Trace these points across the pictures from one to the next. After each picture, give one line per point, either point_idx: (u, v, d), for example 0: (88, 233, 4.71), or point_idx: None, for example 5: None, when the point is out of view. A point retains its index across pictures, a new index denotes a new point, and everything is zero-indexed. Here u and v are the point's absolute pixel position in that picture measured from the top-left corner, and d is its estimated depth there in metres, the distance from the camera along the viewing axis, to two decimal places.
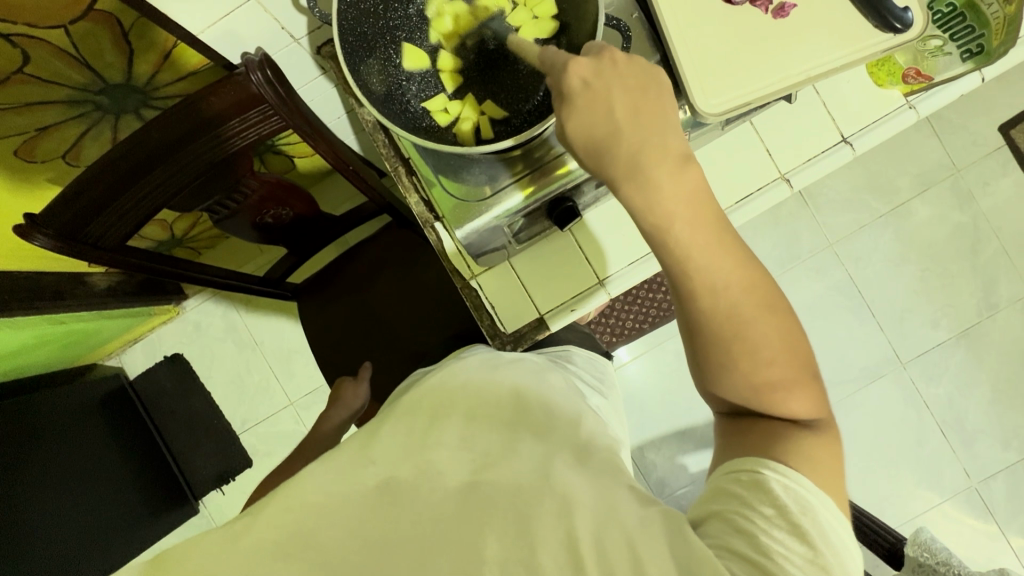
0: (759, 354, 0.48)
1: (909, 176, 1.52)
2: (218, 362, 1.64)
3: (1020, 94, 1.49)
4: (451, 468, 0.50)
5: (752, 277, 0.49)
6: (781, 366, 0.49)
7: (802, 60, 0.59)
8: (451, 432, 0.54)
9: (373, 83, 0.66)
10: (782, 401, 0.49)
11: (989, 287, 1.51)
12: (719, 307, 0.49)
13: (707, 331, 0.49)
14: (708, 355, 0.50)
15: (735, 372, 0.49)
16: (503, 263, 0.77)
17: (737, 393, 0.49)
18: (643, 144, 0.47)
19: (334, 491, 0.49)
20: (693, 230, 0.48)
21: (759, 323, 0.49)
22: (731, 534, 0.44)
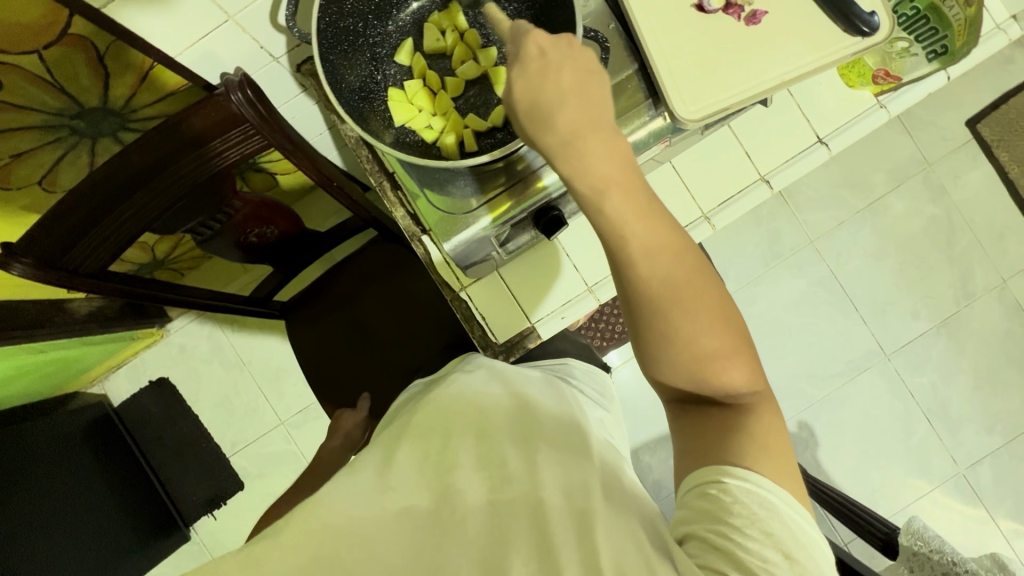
0: (693, 333, 0.48)
1: (883, 172, 1.56)
2: (205, 384, 1.61)
3: (984, 91, 1.54)
4: (469, 490, 0.49)
5: (686, 266, 0.49)
6: (720, 339, 0.48)
7: (776, 66, 0.61)
8: (461, 449, 0.54)
9: (355, 100, 0.65)
10: (723, 372, 0.48)
11: (965, 278, 1.55)
12: (659, 305, 0.48)
13: (644, 308, 0.49)
14: (646, 330, 0.49)
15: (673, 359, 0.49)
16: (494, 276, 0.77)
17: (675, 371, 0.49)
18: (580, 117, 0.48)
19: (355, 514, 0.47)
20: (628, 204, 0.48)
21: (696, 297, 0.48)
22: (713, 553, 0.45)
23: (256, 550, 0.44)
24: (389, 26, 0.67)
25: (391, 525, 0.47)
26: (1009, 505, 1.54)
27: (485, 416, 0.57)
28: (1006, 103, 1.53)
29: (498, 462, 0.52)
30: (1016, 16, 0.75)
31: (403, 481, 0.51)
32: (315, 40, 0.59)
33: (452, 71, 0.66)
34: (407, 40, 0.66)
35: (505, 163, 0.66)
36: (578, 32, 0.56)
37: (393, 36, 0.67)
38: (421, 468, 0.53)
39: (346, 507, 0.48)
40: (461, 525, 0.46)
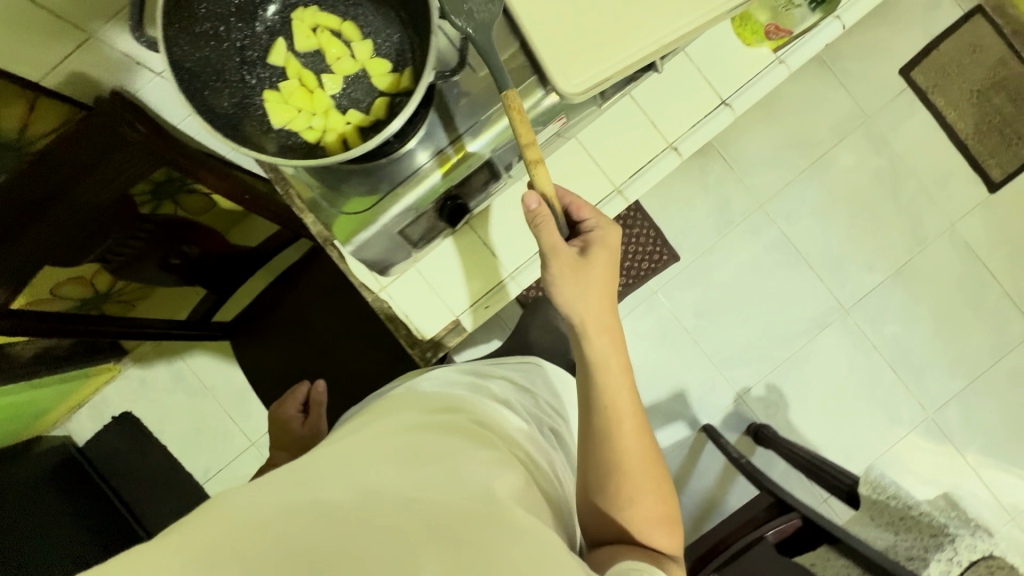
0: (643, 491, 0.63)
1: (824, 129, 1.56)
2: (170, 413, 1.58)
3: (915, 37, 1.55)
4: (397, 488, 0.45)
5: (648, 445, 0.66)
6: (655, 500, 0.64)
7: (646, 34, 0.61)
8: (385, 454, 0.50)
9: (226, 109, 0.61)
10: (650, 519, 0.63)
11: (915, 224, 1.57)
12: (622, 438, 0.64)
13: (617, 418, 0.65)
14: (616, 430, 0.65)
15: (619, 492, 0.63)
16: (412, 266, 0.75)
17: (629, 489, 0.63)
18: (590, 275, 0.67)
19: (263, 510, 0.41)
20: (613, 351, 0.68)
21: (645, 451, 0.65)
22: None
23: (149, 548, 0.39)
24: (257, 27, 0.63)
25: (294, 519, 0.41)
26: (979, 442, 1.56)
27: (420, 430, 0.56)
28: (936, 48, 1.54)
29: (428, 465, 0.49)
30: None
31: (318, 478, 0.45)
32: (165, 51, 0.56)
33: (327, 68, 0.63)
34: (277, 41, 0.63)
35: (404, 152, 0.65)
36: (433, 11, 0.55)
37: (263, 37, 0.63)
38: (344, 466, 0.47)
39: (258, 502, 0.42)
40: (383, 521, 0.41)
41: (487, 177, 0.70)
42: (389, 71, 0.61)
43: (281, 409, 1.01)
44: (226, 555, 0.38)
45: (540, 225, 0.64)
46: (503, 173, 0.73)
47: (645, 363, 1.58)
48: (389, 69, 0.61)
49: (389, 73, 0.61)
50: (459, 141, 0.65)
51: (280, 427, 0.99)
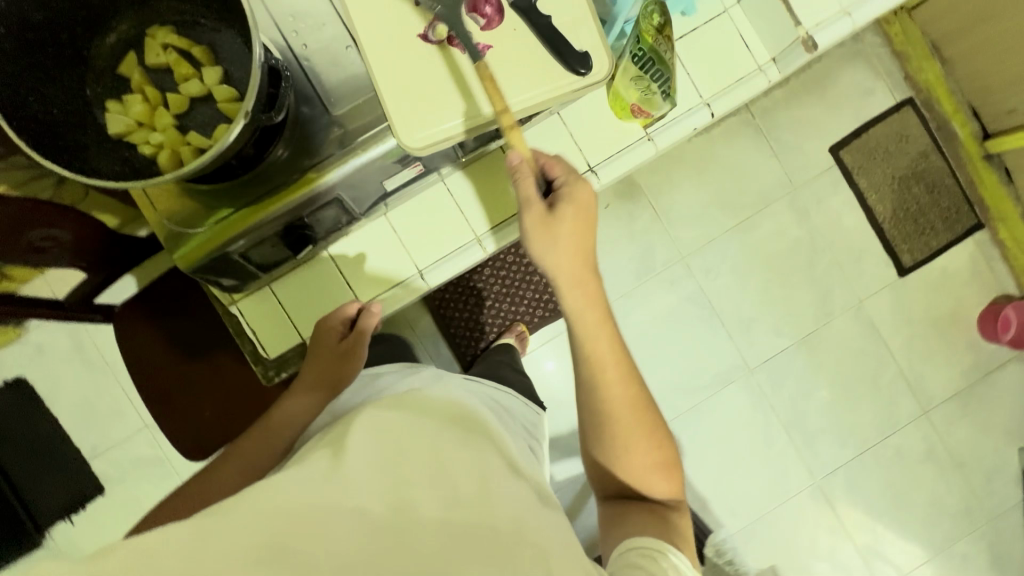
0: (641, 447, 0.72)
1: (753, 194, 1.61)
2: (65, 384, 1.54)
3: (847, 119, 1.61)
4: (424, 501, 0.50)
5: (639, 398, 0.74)
6: (651, 451, 0.72)
7: (494, 99, 0.62)
8: (394, 455, 0.54)
9: (57, 119, 0.58)
10: (650, 477, 0.72)
11: (825, 297, 1.63)
12: (612, 396, 0.71)
13: (603, 390, 0.72)
14: (605, 407, 0.72)
15: (620, 452, 0.72)
16: (267, 290, 0.84)
17: (627, 451, 0.72)
18: (579, 245, 0.71)
19: (322, 506, 0.46)
20: (592, 314, 0.72)
21: (629, 407, 0.72)
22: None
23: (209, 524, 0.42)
24: (108, 38, 0.62)
25: (345, 522, 0.45)
26: (859, 513, 1.62)
27: (420, 430, 0.61)
28: (866, 132, 1.60)
29: (443, 469, 0.55)
30: (774, 59, 0.80)
31: (358, 484, 0.49)
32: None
33: (176, 87, 0.62)
34: (128, 55, 0.61)
35: (259, 169, 0.66)
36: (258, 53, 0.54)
37: (112, 47, 0.62)
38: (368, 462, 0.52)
39: (309, 497, 0.46)
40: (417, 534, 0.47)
41: (338, 211, 0.75)
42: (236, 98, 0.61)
43: (329, 316, 0.84)
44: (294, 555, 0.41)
45: (517, 181, 0.68)
46: (351, 214, 0.78)
47: (553, 395, 1.60)
48: (235, 96, 0.61)
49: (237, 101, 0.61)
50: (317, 168, 0.67)
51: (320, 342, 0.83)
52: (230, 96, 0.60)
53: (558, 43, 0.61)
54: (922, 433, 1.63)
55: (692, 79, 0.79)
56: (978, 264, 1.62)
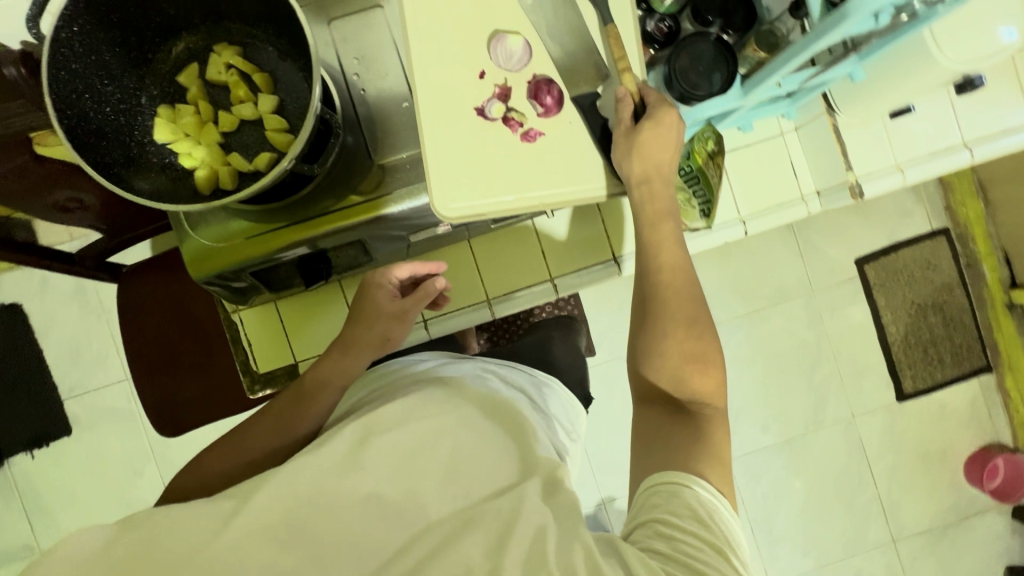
0: (681, 342, 0.61)
1: (770, 287, 1.60)
2: (58, 321, 1.55)
3: (879, 236, 1.60)
4: (435, 501, 0.57)
5: (691, 299, 0.63)
6: (695, 363, 0.61)
7: (534, 186, 0.62)
8: (416, 455, 0.61)
9: (108, 118, 0.58)
10: (693, 375, 0.60)
11: (818, 404, 1.61)
12: (659, 288, 0.63)
13: (654, 292, 0.63)
14: (649, 308, 0.63)
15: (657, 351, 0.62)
16: (271, 310, 0.82)
17: (664, 363, 0.61)
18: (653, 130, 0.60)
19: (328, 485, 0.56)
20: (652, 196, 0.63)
21: (680, 309, 0.62)
22: (654, 538, 0.50)
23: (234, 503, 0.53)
24: (176, 46, 0.62)
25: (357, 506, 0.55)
26: None
27: (442, 422, 0.64)
28: (895, 252, 1.59)
29: (453, 463, 0.61)
30: (818, 192, 0.80)
31: (374, 463, 0.59)
32: (48, 50, 0.51)
33: (229, 105, 0.62)
34: (191, 64, 0.61)
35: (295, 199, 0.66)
36: (316, 101, 0.54)
37: (177, 56, 0.62)
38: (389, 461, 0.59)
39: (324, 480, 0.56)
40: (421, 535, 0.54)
41: (356, 250, 0.73)
42: (284, 130, 0.62)
43: (378, 274, 0.75)
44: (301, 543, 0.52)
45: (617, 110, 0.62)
46: (372, 254, 0.77)
47: None
48: (285, 127, 0.62)
49: (285, 134, 0.61)
50: (352, 208, 0.66)
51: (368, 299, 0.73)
52: (279, 128, 0.61)
53: (606, 150, 0.64)
54: (885, 560, 1.60)
55: (733, 194, 0.79)
56: (977, 406, 1.61)
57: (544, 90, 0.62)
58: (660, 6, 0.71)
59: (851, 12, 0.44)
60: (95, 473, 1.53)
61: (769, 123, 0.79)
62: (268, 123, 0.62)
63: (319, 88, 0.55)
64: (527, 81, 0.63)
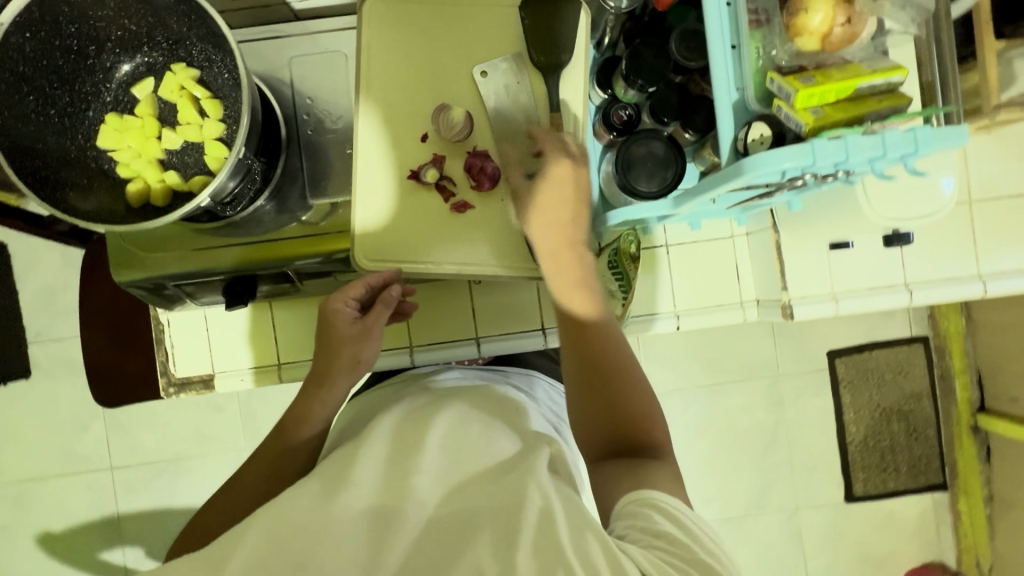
0: (624, 393, 0.55)
1: (738, 363, 1.57)
2: (33, 268, 1.53)
3: (856, 332, 1.56)
4: (433, 498, 0.51)
5: (611, 340, 0.58)
6: (636, 414, 0.55)
7: (453, 259, 0.64)
8: (395, 457, 0.54)
9: (52, 120, 0.59)
10: (641, 426, 0.55)
11: (765, 487, 1.58)
12: (585, 352, 0.57)
13: (578, 360, 0.57)
14: (581, 375, 0.57)
15: (605, 407, 0.55)
16: (202, 339, 0.87)
17: (606, 425, 0.55)
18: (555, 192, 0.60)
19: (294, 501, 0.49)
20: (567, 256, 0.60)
21: (614, 368, 0.56)
22: (649, 537, 0.45)
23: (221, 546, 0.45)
24: (135, 60, 0.64)
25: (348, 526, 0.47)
26: None
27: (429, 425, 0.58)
28: (869, 351, 1.56)
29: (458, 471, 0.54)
30: (758, 300, 0.80)
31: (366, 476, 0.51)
32: None
33: (176, 124, 0.64)
34: (146, 78, 0.63)
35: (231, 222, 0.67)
36: (240, 138, 0.54)
37: (136, 69, 0.64)
38: (374, 473, 0.53)
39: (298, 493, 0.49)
40: (425, 534, 0.48)
41: (282, 281, 0.74)
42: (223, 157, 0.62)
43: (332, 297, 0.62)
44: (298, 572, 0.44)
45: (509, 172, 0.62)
46: (298, 285, 0.77)
47: None
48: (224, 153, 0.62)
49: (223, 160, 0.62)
50: (285, 239, 0.67)
51: (326, 327, 0.61)
52: (219, 155, 0.62)
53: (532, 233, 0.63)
54: None
55: (673, 287, 0.80)
56: (926, 520, 1.57)
57: (478, 164, 0.63)
58: (623, 95, 0.71)
59: (748, 168, 0.42)
60: (41, 423, 1.52)
61: (720, 223, 0.80)
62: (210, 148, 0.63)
63: (246, 122, 0.55)
64: (466, 152, 0.64)
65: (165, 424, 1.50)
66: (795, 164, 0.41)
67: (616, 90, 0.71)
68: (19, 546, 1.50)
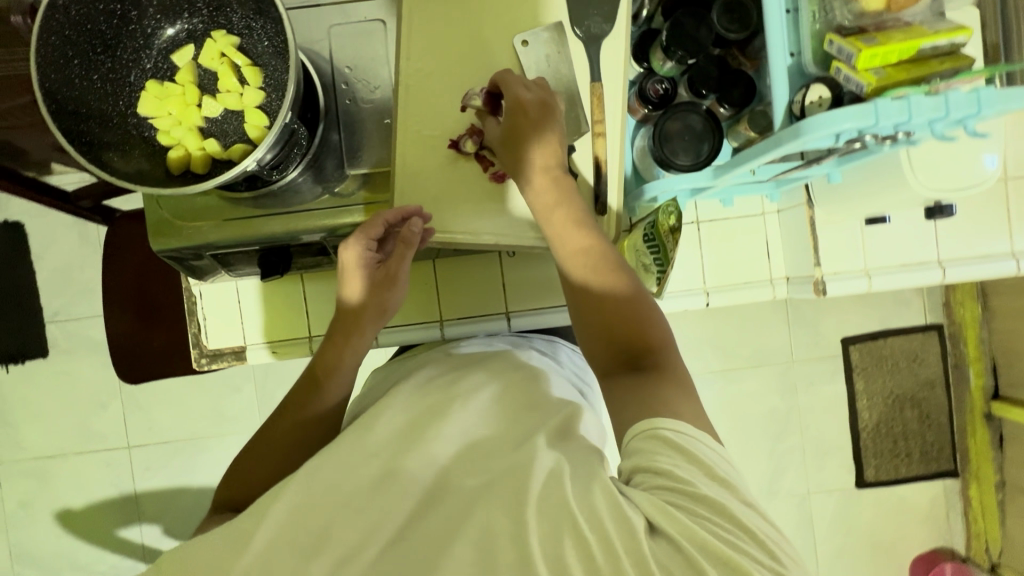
0: (615, 312, 0.57)
1: (752, 348, 1.50)
2: (52, 245, 1.54)
3: (871, 318, 1.50)
4: (456, 475, 0.52)
5: (603, 258, 0.58)
6: (629, 327, 0.56)
7: (493, 231, 0.65)
8: (415, 416, 0.58)
9: (95, 87, 0.60)
10: (634, 340, 0.55)
11: (777, 473, 1.52)
12: (576, 285, 0.59)
13: (576, 298, 0.59)
14: (580, 317, 0.59)
15: (602, 335, 0.57)
16: (235, 308, 0.88)
17: (605, 357, 0.56)
18: (532, 139, 0.60)
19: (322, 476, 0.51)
20: (551, 193, 0.60)
21: (605, 296, 0.57)
22: (655, 480, 0.45)
23: (250, 527, 0.46)
24: (177, 29, 0.64)
25: (365, 498, 0.50)
26: None
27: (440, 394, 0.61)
28: (884, 338, 1.50)
29: (478, 445, 0.56)
30: (788, 279, 0.81)
31: (383, 446, 0.55)
32: (41, 15, 0.54)
33: (215, 92, 0.64)
34: (186, 45, 0.63)
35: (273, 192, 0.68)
36: (287, 103, 0.55)
37: (177, 38, 0.64)
38: (391, 431, 0.56)
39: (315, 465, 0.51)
40: (459, 492, 0.50)
41: (318, 252, 0.77)
42: (264, 125, 0.62)
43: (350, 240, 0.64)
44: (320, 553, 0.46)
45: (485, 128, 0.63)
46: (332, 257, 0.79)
47: None
48: (265, 122, 0.62)
49: (263, 128, 0.62)
50: (326, 210, 0.68)
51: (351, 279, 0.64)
52: (260, 123, 0.62)
53: None
54: None
55: (703, 264, 0.80)
56: (935, 508, 1.53)
57: None
58: (660, 68, 0.71)
59: (806, 130, 0.43)
60: (61, 399, 1.53)
61: (753, 200, 0.80)
62: (249, 115, 0.63)
63: (292, 89, 0.55)
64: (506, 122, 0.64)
65: (181, 402, 1.51)
66: (855, 124, 0.42)
67: (653, 63, 0.71)
68: (39, 521, 1.52)
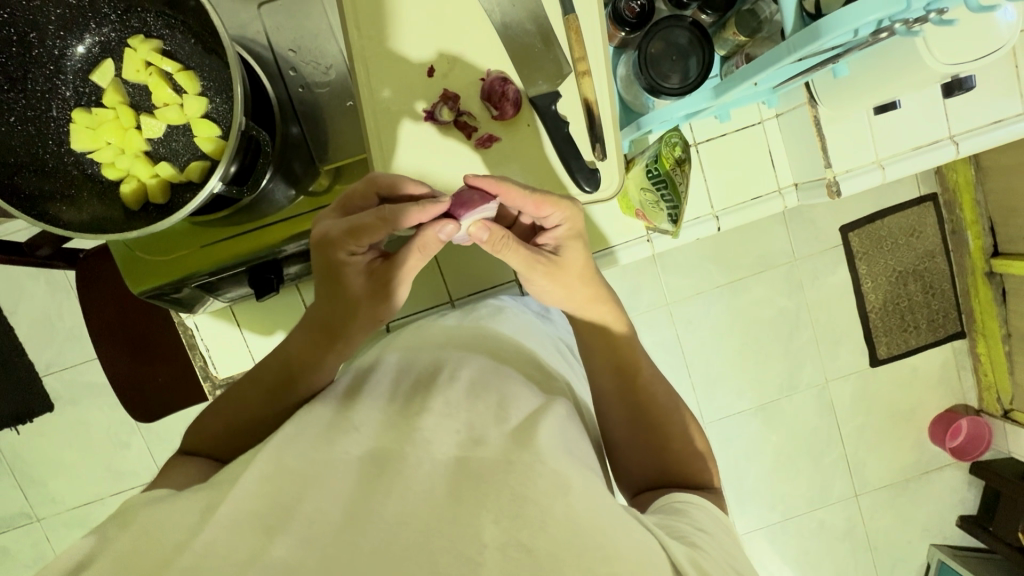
0: (652, 408, 0.60)
1: (754, 254, 1.44)
2: (23, 297, 1.46)
3: (864, 200, 1.44)
4: (437, 439, 0.48)
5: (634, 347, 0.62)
6: (669, 428, 0.60)
7: None
8: (404, 394, 0.55)
9: (16, 130, 0.55)
10: (669, 438, 0.60)
11: (795, 370, 1.51)
12: (612, 366, 0.61)
13: (618, 368, 0.61)
14: (619, 392, 0.61)
15: (640, 421, 0.60)
16: (231, 327, 0.84)
17: (643, 438, 0.61)
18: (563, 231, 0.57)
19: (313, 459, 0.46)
20: (582, 281, 0.58)
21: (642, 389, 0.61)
22: (693, 530, 0.48)
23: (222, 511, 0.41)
24: (86, 43, 0.57)
25: (341, 475, 0.45)
26: None
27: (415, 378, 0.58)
28: (882, 218, 1.44)
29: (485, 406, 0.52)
30: (796, 185, 0.81)
31: (365, 422, 0.51)
32: None
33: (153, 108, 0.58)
34: (105, 61, 0.57)
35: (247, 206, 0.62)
36: (240, 106, 0.49)
37: (90, 53, 0.58)
38: (374, 412, 0.53)
39: (300, 447, 0.47)
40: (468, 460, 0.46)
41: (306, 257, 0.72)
42: (217, 137, 0.57)
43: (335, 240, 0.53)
44: (282, 532, 0.40)
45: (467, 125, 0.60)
46: None
47: None
48: (217, 132, 0.57)
49: (217, 141, 0.57)
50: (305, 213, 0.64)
51: (339, 283, 0.56)
52: (211, 136, 0.56)
53: (567, 151, 0.58)
54: (846, 513, 1.53)
55: (708, 188, 0.79)
56: (947, 369, 1.53)
57: (499, 91, 0.59)
58: None
59: (825, 31, 0.44)
60: (78, 444, 1.50)
61: (749, 110, 0.79)
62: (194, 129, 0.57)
63: (241, 89, 0.49)
64: (479, 79, 0.61)
65: None
66: (880, 15, 0.42)
67: None
68: None
